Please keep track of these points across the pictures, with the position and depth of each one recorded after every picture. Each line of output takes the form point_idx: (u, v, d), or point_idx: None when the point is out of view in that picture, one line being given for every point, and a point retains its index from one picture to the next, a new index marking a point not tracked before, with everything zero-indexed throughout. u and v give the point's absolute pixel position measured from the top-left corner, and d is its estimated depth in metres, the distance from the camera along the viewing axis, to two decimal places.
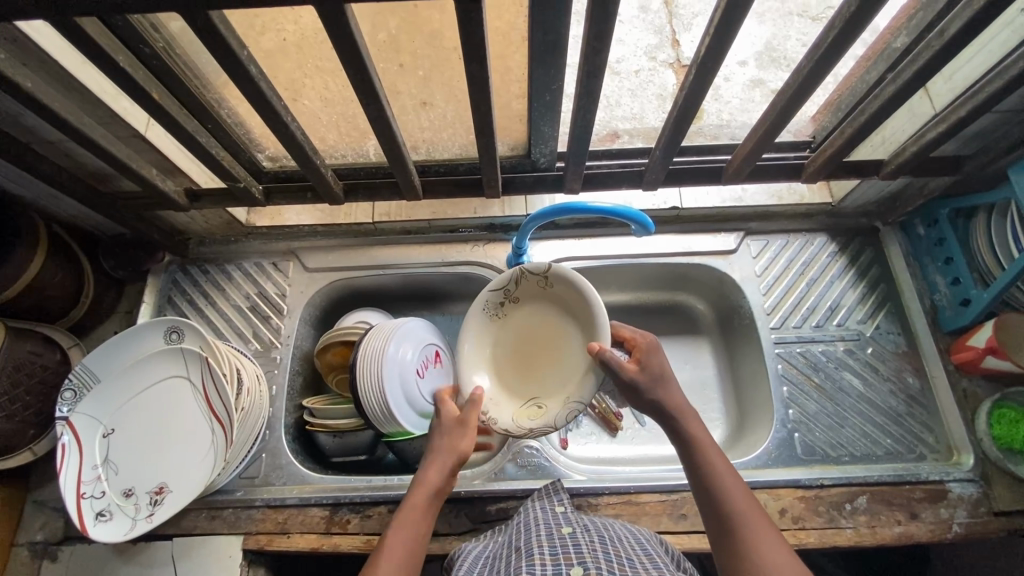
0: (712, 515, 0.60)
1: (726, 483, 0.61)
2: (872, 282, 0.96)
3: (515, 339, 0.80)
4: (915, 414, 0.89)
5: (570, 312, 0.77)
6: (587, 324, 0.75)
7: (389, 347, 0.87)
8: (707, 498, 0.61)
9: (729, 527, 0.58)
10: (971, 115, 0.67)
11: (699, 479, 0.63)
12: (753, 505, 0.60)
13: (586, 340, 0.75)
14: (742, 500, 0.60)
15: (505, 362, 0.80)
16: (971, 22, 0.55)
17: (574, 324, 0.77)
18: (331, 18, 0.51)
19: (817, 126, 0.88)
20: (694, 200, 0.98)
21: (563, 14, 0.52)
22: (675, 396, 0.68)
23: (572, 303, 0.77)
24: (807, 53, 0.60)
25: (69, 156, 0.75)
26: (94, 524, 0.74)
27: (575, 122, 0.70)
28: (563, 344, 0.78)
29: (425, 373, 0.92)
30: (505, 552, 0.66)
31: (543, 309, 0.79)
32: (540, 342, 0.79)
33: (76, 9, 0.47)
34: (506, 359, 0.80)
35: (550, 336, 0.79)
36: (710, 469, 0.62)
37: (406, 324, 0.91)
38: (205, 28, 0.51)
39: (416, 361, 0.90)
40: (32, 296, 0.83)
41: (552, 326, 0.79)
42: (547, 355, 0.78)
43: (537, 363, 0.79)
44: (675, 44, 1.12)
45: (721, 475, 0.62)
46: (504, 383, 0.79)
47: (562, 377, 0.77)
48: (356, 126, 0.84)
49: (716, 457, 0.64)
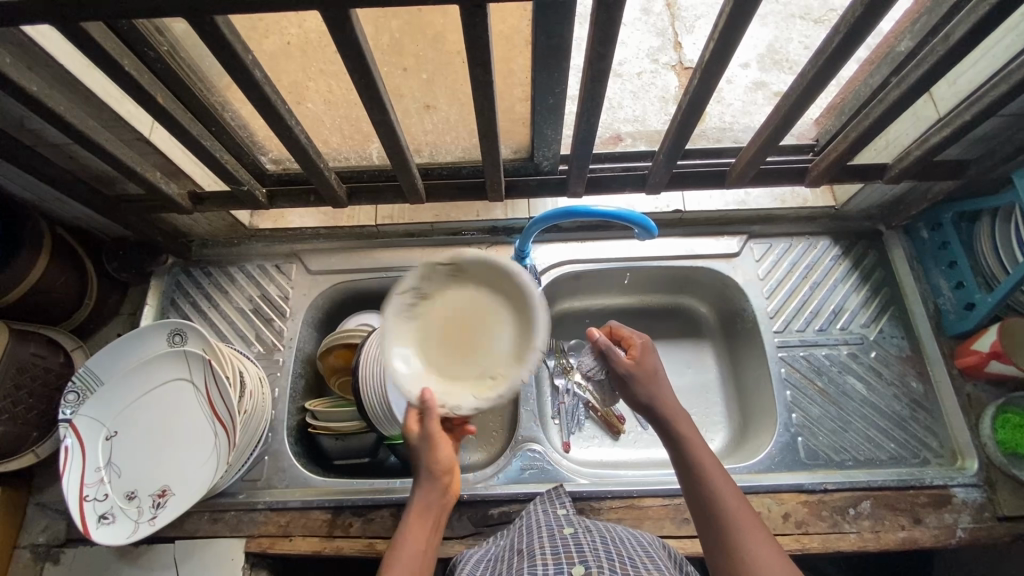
0: (704, 515, 0.61)
1: (717, 484, 0.61)
2: (876, 285, 0.96)
3: (443, 328, 0.70)
4: (920, 418, 0.88)
5: (489, 285, 0.70)
6: (508, 284, 0.69)
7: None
8: (699, 498, 0.61)
9: (721, 529, 0.59)
10: (976, 120, 0.67)
11: (691, 480, 0.63)
12: (745, 507, 0.60)
13: (513, 300, 0.70)
14: (731, 498, 0.60)
15: (436, 355, 0.70)
16: (977, 28, 0.55)
17: (480, 292, 0.70)
18: (335, 23, 0.51)
19: (819, 130, 0.90)
20: (697, 203, 0.98)
21: (568, 19, 0.52)
22: (667, 395, 0.67)
23: (479, 279, 0.70)
24: (812, 57, 0.60)
25: (73, 158, 0.75)
26: (97, 526, 0.74)
27: (579, 126, 0.70)
28: (487, 314, 0.70)
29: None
30: (507, 554, 0.66)
31: (457, 289, 0.70)
32: (468, 323, 0.70)
33: (81, 12, 0.47)
34: (435, 353, 0.70)
35: (475, 307, 0.70)
36: (701, 470, 0.62)
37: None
38: (210, 33, 0.51)
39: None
40: (35, 298, 0.83)
41: (462, 303, 0.70)
42: (479, 331, 0.70)
43: (475, 342, 0.70)
44: (678, 47, 1.12)
45: (712, 475, 0.62)
46: (446, 374, 0.69)
47: (507, 351, 0.69)
48: (359, 129, 0.84)
49: (707, 456, 0.64)
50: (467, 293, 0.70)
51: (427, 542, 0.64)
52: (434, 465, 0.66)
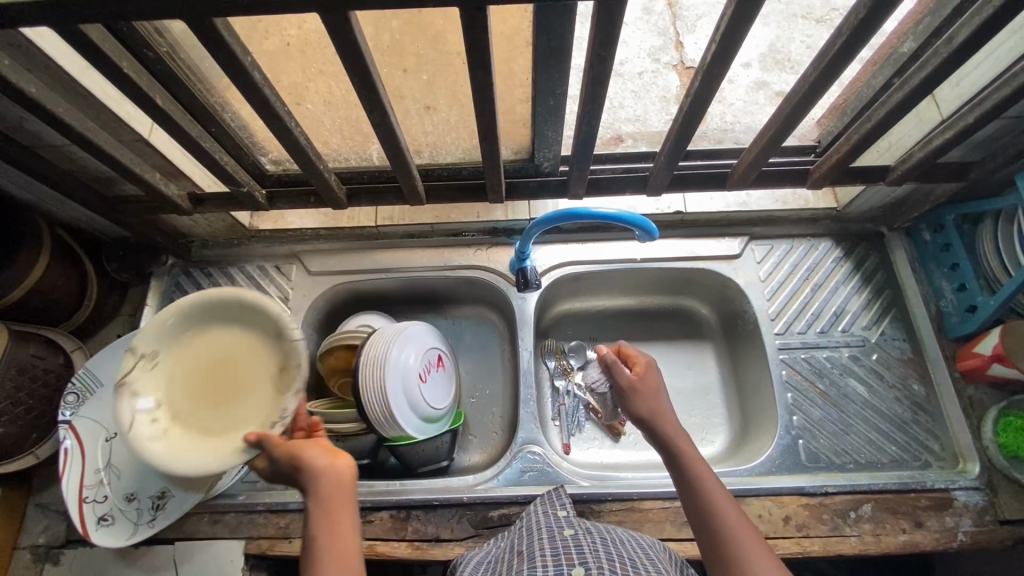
0: (702, 528, 0.61)
1: (714, 496, 0.61)
2: (878, 288, 0.96)
3: (187, 392, 0.69)
4: (921, 421, 0.88)
5: (194, 323, 0.70)
6: (218, 318, 0.71)
7: (394, 351, 0.87)
8: (697, 511, 0.62)
9: (720, 541, 0.59)
10: (979, 122, 0.66)
11: (688, 492, 0.63)
12: (743, 519, 0.60)
13: (231, 331, 0.72)
14: (724, 504, 0.61)
15: (199, 412, 0.69)
16: (980, 31, 0.54)
17: (216, 327, 0.71)
18: (334, 25, 0.51)
19: (822, 131, 0.89)
20: (698, 204, 0.98)
21: (568, 20, 0.52)
22: (666, 409, 0.69)
23: (161, 334, 0.68)
24: (814, 59, 0.59)
25: (72, 159, 0.74)
26: (97, 528, 0.77)
27: (580, 127, 0.69)
28: (257, 348, 0.72)
29: (430, 377, 0.92)
30: (507, 555, 0.66)
31: (203, 337, 0.71)
32: (214, 367, 0.71)
33: (79, 14, 0.47)
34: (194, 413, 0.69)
35: (241, 347, 0.72)
36: (698, 482, 0.63)
37: (412, 327, 0.92)
38: (209, 35, 0.51)
39: (421, 365, 0.91)
40: (35, 300, 0.83)
41: (198, 352, 0.71)
42: (241, 375, 0.71)
43: (247, 386, 0.71)
44: (679, 47, 1.12)
45: (710, 487, 0.62)
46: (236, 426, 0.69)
47: (267, 367, 0.71)
48: (360, 130, 0.84)
49: (703, 468, 0.64)
50: (229, 331, 0.72)
51: (337, 523, 0.57)
52: (304, 460, 0.60)
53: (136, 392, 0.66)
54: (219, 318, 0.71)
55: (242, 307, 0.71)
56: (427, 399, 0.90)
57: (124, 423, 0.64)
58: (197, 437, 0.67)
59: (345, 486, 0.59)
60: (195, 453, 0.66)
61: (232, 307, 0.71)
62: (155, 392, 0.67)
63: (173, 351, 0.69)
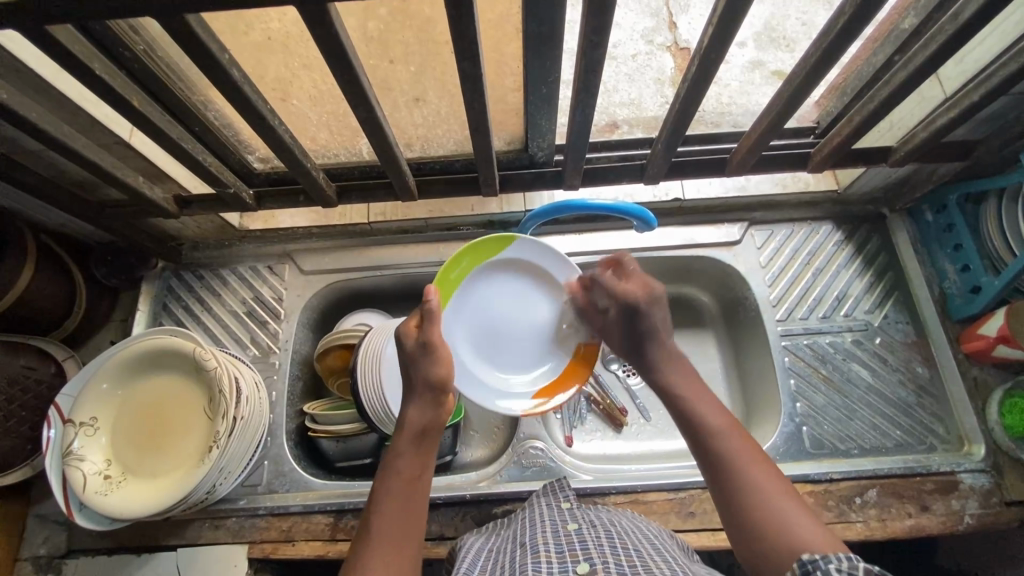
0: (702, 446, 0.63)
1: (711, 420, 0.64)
2: (879, 270, 0.94)
3: (128, 440, 0.78)
4: (926, 404, 0.88)
5: (128, 380, 0.79)
6: (140, 367, 0.79)
7: (530, 258, 0.79)
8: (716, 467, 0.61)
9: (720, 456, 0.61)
10: (984, 100, 0.64)
11: (701, 448, 0.63)
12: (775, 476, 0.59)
13: (165, 375, 0.80)
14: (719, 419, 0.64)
15: (141, 457, 0.77)
16: (989, 3, 0.52)
17: (149, 376, 0.80)
18: (315, 19, 0.48)
19: (820, 111, 0.86)
20: (696, 191, 0.95)
21: (558, 4, 0.50)
22: (689, 375, 0.69)
23: (96, 397, 0.77)
24: (816, 37, 0.57)
25: (52, 164, 0.72)
26: (79, 509, 0.74)
27: (575, 116, 0.67)
28: (182, 385, 0.80)
29: (492, 310, 0.80)
30: (509, 546, 0.65)
31: (146, 384, 0.80)
32: (154, 416, 0.79)
33: (46, 14, 0.45)
34: (142, 455, 0.77)
35: (169, 389, 0.80)
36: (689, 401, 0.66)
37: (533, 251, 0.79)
38: (182, 31, 0.49)
39: (514, 294, 0.80)
40: (22, 308, 0.82)
41: (138, 401, 0.79)
42: (173, 411, 0.79)
43: (180, 420, 0.79)
44: (673, 27, 1.08)
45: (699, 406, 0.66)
46: (182, 465, 0.75)
47: (200, 403, 0.79)
48: (347, 126, 0.80)
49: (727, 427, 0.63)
50: (153, 378, 0.80)
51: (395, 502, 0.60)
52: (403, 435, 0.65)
53: (82, 456, 0.74)
54: (145, 367, 0.80)
55: (153, 354, 0.79)
56: (499, 355, 0.80)
57: (77, 486, 0.72)
58: (146, 482, 0.75)
59: (411, 492, 0.61)
60: (136, 502, 0.72)
61: (149, 357, 0.79)
62: (100, 451, 0.76)
63: (113, 407, 0.78)
